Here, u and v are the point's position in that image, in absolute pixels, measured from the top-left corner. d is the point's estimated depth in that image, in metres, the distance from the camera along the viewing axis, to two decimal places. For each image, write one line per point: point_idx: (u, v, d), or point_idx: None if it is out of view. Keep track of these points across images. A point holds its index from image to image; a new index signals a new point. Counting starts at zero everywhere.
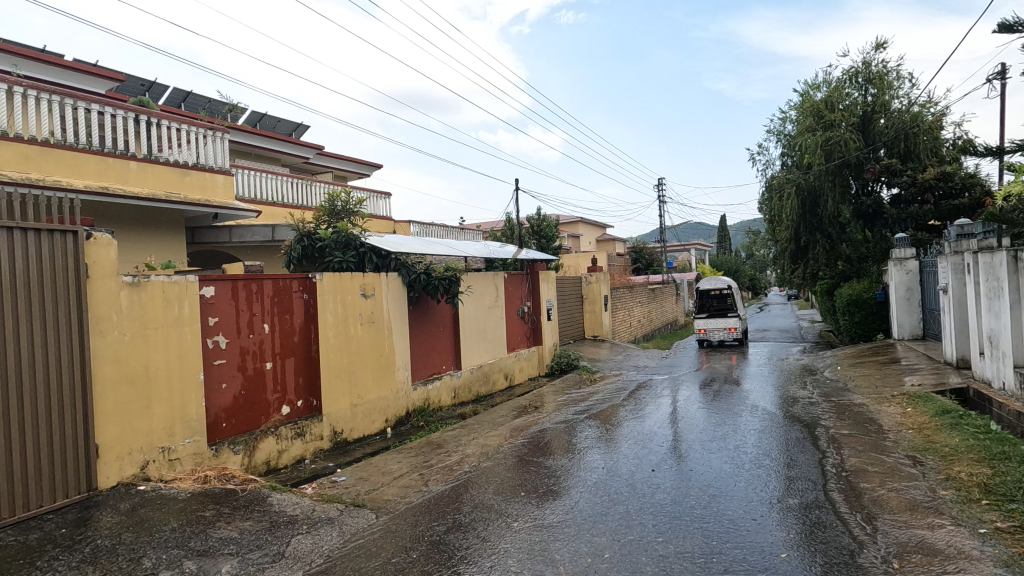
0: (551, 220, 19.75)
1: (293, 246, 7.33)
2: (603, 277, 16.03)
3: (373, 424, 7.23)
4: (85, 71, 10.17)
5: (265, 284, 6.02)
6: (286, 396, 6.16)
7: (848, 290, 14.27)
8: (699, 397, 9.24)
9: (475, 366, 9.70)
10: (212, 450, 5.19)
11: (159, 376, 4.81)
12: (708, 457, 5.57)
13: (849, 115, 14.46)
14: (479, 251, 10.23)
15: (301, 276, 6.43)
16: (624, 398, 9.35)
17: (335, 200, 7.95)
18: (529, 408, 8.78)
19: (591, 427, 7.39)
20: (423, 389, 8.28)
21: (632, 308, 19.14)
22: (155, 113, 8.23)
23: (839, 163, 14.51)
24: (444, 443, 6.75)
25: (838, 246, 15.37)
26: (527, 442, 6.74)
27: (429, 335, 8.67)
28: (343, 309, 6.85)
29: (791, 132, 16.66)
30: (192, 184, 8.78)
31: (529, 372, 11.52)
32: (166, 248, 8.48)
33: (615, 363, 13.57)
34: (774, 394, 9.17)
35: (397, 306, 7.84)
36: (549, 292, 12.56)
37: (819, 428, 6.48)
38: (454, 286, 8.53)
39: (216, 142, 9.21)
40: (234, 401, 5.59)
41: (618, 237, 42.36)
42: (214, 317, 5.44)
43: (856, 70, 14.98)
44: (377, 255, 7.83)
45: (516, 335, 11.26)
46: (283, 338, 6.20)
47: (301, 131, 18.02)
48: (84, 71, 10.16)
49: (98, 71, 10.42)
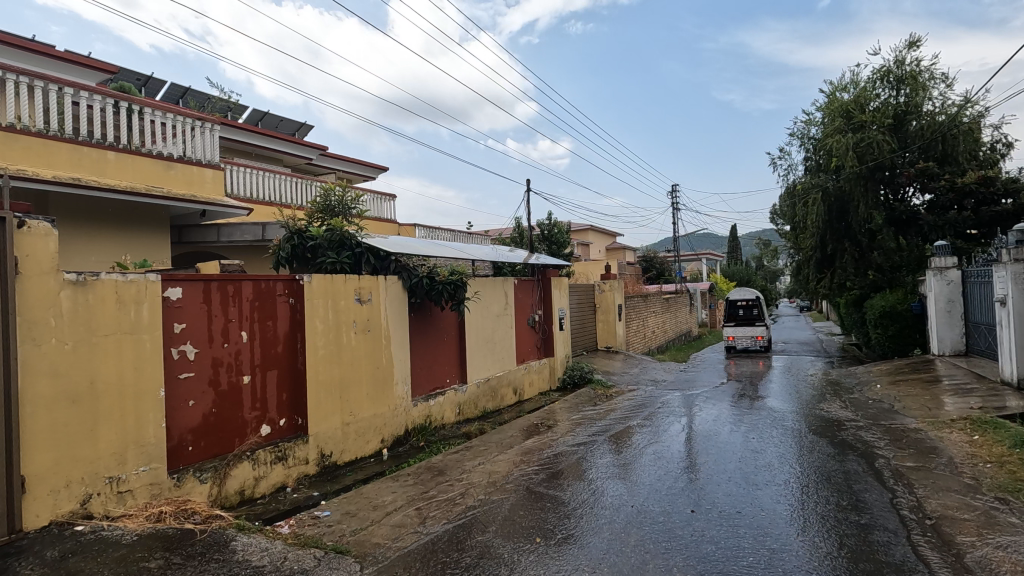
0: (563, 226, 19.01)
1: (282, 244, 6.58)
2: (617, 285, 15.24)
3: (367, 445, 6.45)
4: (74, 62, 9.26)
5: (244, 285, 5.26)
6: (267, 414, 5.41)
7: (880, 301, 13.38)
8: (727, 416, 8.39)
9: (482, 379, 8.90)
10: (173, 479, 4.42)
11: (109, 392, 4.04)
12: (757, 495, 4.70)
13: (881, 116, 13.68)
14: (488, 255, 9.48)
15: (287, 277, 5.68)
16: (644, 417, 8.52)
17: (330, 195, 7.27)
18: (541, 427, 7.96)
19: (612, 451, 6.56)
20: (424, 405, 7.48)
21: (646, 318, 18.30)
22: (138, 100, 7.58)
23: (871, 165, 13.70)
24: (445, 470, 5.93)
25: (868, 255, 14.53)
26: (540, 469, 5.92)
27: (432, 345, 7.90)
28: (334, 316, 6.08)
29: (817, 135, 15.89)
30: (177, 178, 8.09)
31: (539, 387, 10.71)
32: (151, 247, 7.87)
33: (631, 376, 12.73)
34: (810, 415, 8.31)
35: (396, 313, 7.07)
36: (562, 300, 11.79)
37: (878, 458, 5.62)
38: (460, 292, 7.69)
39: (205, 135, 8.56)
40: (203, 420, 4.82)
41: (628, 246, 41.55)
42: (180, 323, 4.68)
43: (886, 70, 14.19)
44: (375, 256, 7.11)
45: (526, 345, 10.47)
46: (264, 348, 5.44)
47: (304, 131, 17.43)
48: (73, 61, 9.26)
49: (91, 63, 9.52)
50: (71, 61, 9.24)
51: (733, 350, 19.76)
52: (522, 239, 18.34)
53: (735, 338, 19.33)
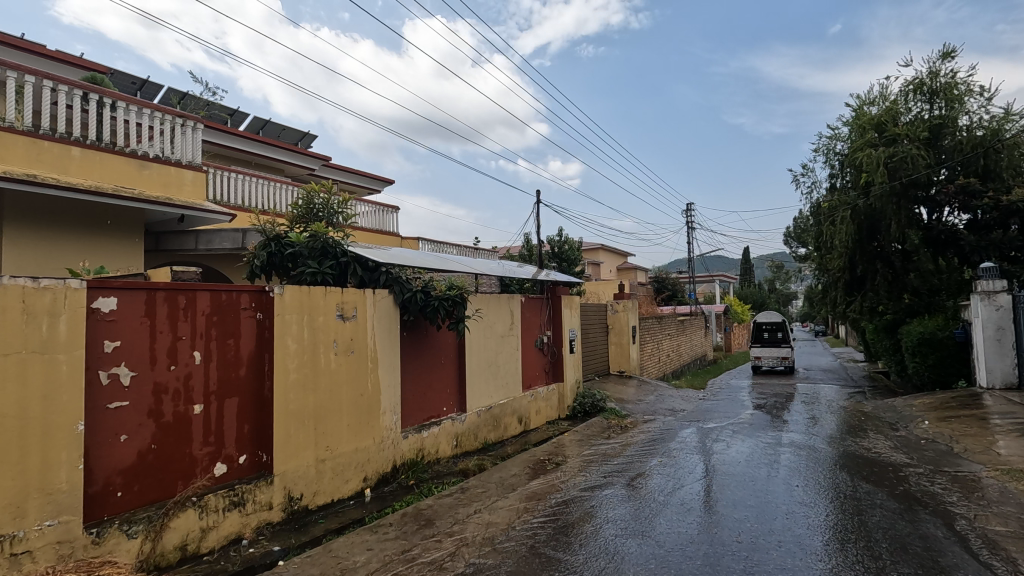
0: (574, 243, 18.20)
1: (257, 252, 5.79)
2: (631, 305, 14.35)
3: (347, 485, 5.58)
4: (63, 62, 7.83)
5: (200, 296, 4.44)
6: (223, 450, 4.56)
7: (916, 327, 12.34)
8: (761, 454, 7.40)
9: (483, 408, 8.00)
10: (90, 536, 3.57)
11: (6, 427, 3.21)
12: (818, 570, 3.75)
13: (916, 130, 12.85)
14: (493, 270, 8.63)
15: (255, 288, 4.87)
16: (664, 455, 7.56)
17: (311, 196, 6.45)
18: (548, 464, 7.03)
19: (630, 499, 5.59)
20: (416, 437, 6.59)
21: (661, 341, 17.33)
22: (111, 93, 6.88)
23: (904, 182, 12.80)
24: (435, 519, 5.01)
25: (903, 277, 13.50)
26: (547, 521, 4.99)
27: (427, 370, 7.03)
28: (310, 336, 5.24)
29: (844, 150, 15.05)
30: (152, 179, 7.35)
31: (547, 415, 9.78)
32: (118, 254, 7.13)
33: (646, 404, 11.75)
34: (855, 454, 7.30)
35: (386, 332, 6.23)
36: (572, 320, 10.91)
37: (959, 521, 4.63)
38: (459, 308, 6.88)
39: (187, 134, 7.86)
40: (138, 460, 3.97)
41: (640, 267, 40.69)
42: (112, 340, 3.86)
43: (920, 82, 13.37)
44: (363, 266, 6.31)
45: (532, 369, 9.57)
46: (222, 370, 4.59)
47: (307, 141, 16.85)
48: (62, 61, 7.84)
49: (78, 61, 8.01)
50: (61, 61, 7.85)
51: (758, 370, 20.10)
52: (531, 255, 17.56)
53: (761, 357, 19.81)
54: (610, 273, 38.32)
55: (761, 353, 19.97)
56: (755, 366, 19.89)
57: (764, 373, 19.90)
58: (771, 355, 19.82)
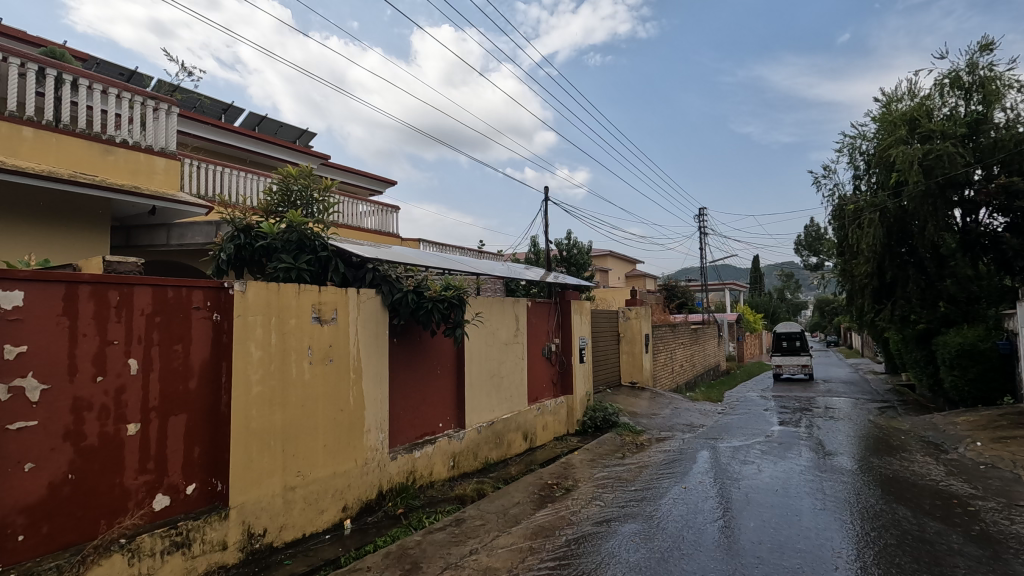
0: (583, 248, 17.38)
1: (223, 245, 5.03)
2: (644, 313, 13.52)
3: (322, 517, 4.77)
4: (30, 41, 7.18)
5: (138, 291, 3.67)
6: (165, 479, 3.77)
7: (954, 337, 11.37)
8: (798, 480, 6.52)
9: (484, 423, 7.18)
10: None
11: None
12: None
13: (952, 125, 12.09)
14: (497, 271, 7.83)
15: (210, 284, 4.09)
16: (688, 479, 6.70)
17: (288, 180, 5.63)
18: (558, 489, 6.20)
19: (655, 537, 4.73)
20: (407, 458, 5.78)
21: (674, 351, 16.45)
22: (73, 68, 6.15)
23: (941, 181, 12.02)
24: (422, 563, 4.18)
25: (938, 284, 12.60)
26: (556, 566, 4.15)
27: (420, 381, 6.23)
28: (279, 342, 4.47)
29: (872, 149, 14.22)
30: (118, 167, 6.62)
31: (554, 430, 8.94)
32: (72, 244, 6.45)
33: (661, 419, 10.89)
34: (907, 480, 6.42)
35: (371, 337, 5.44)
36: (582, 327, 10.07)
37: None
38: (456, 312, 6.08)
39: (159, 118, 7.13)
40: (48, 494, 3.18)
41: (649, 274, 39.82)
42: (16, 345, 3.09)
43: (955, 76, 12.53)
44: (346, 262, 5.60)
45: (539, 381, 8.76)
46: (166, 382, 3.81)
47: (306, 140, 16.18)
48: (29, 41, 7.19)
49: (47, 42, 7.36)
50: (23, 40, 7.18)
51: (779, 378, 20.58)
52: (539, 259, 16.77)
53: (781, 366, 19.95)
54: (619, 281, 37.50)
55: (781, 361, 20.21)
56: (776, 374, 20.19)
57: (784, 380, 20.27)
58: (792, 364, 20.10)
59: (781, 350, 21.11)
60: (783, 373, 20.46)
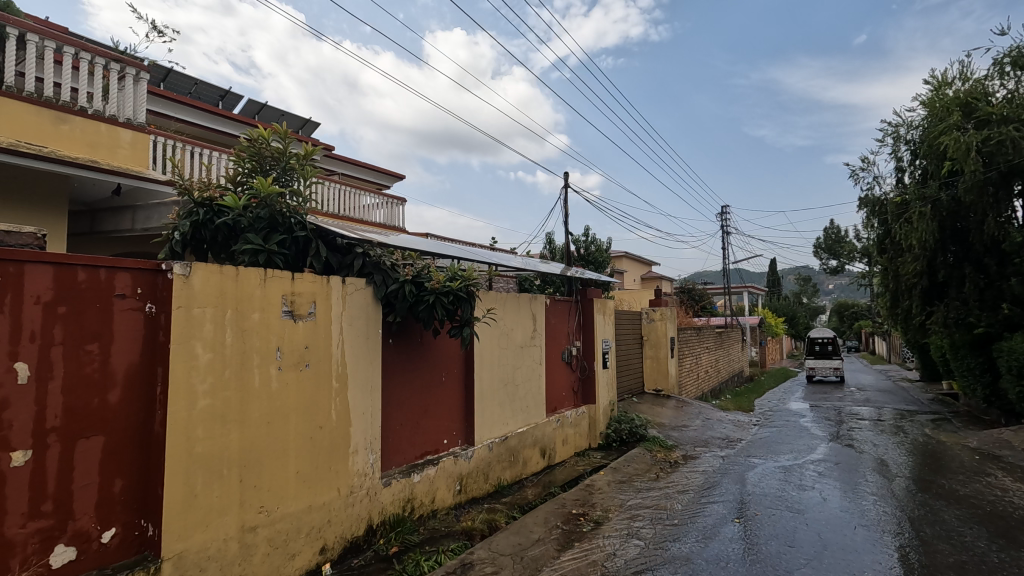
0: (602, 245, 16.34)
1: (177, 222, 4.08)
2: (670, 314, 12.44)
3: (293, 563, 3.78)
4: None
5: (31, 271, 2.70)
6: (70, 524, 2.81)
7: (1020, 343, 10.11)
8: (874, 512, 5.43)
9: (496, 440, 6.16)
10: None
11: None
12: None
13: (1015, 108, 10.86)
14: (511, 263, 6.81)
15: (142, 266, 3.13)
16: (738, 509, 5.62)
17: (258, 145, 4.62)
18: (586, 522, 5.17)
19: None
20: (404, 483, 4.78)
21: (700, 356, 15.33)
22: (21, 23, 5.24)
23: (1004, 169, 10.73)
24: None
25: (999, 284, 11.39)
26: None
27: (419, 390, 5.23)
28: (236, 343, 3.49)
29: (920, 138, 13.02)
30: (74, 138, 5.72)
31: (575, 445, 7.91)
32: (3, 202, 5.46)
33: (694, 431, 9.83)
34: (1012, 514, 5.30)
35: (360, 336, 4.46)
36: (606, 329, 9.02)
37: None
38: (464, 307, 5.07)
39: (126, 86, 6.23)
40: None
41: (665, 275, 38.63)
42: None
43: (1016, 55, 11.36)
44: (330, 247, 4.62)
45: (558, 389, 7.73)
46: (74, 394, 2.84)
47: (310, 130, 15.33)
48: None
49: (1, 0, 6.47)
50: None
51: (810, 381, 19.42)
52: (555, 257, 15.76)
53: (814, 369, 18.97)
54: (633, 283, 36.37)
55: (814, 364, 19.19)
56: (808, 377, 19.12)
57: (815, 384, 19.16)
58: (824, 366, 19.15)
59: (813, 353, 20.14)
60: (815, 377, 19.40)
